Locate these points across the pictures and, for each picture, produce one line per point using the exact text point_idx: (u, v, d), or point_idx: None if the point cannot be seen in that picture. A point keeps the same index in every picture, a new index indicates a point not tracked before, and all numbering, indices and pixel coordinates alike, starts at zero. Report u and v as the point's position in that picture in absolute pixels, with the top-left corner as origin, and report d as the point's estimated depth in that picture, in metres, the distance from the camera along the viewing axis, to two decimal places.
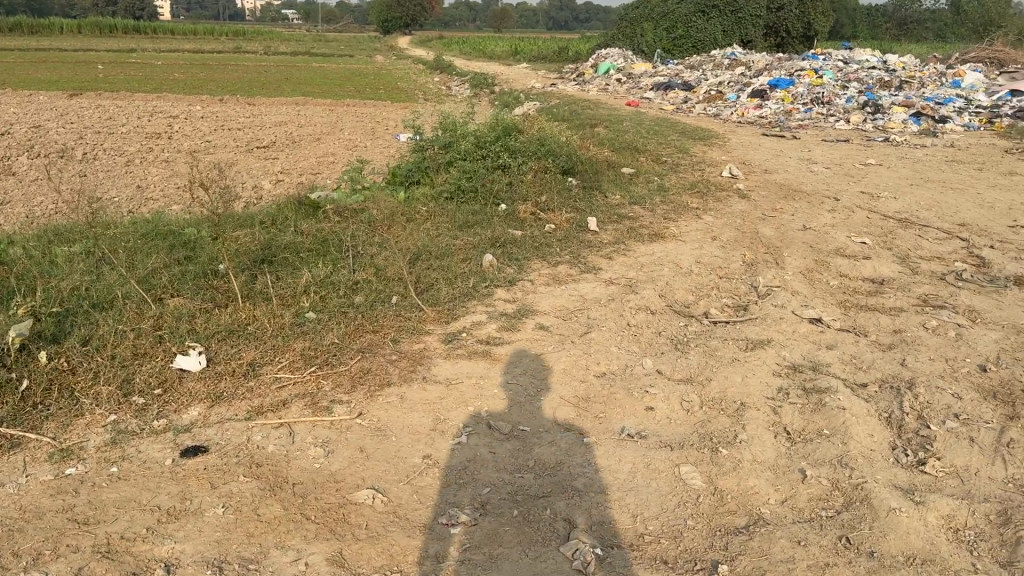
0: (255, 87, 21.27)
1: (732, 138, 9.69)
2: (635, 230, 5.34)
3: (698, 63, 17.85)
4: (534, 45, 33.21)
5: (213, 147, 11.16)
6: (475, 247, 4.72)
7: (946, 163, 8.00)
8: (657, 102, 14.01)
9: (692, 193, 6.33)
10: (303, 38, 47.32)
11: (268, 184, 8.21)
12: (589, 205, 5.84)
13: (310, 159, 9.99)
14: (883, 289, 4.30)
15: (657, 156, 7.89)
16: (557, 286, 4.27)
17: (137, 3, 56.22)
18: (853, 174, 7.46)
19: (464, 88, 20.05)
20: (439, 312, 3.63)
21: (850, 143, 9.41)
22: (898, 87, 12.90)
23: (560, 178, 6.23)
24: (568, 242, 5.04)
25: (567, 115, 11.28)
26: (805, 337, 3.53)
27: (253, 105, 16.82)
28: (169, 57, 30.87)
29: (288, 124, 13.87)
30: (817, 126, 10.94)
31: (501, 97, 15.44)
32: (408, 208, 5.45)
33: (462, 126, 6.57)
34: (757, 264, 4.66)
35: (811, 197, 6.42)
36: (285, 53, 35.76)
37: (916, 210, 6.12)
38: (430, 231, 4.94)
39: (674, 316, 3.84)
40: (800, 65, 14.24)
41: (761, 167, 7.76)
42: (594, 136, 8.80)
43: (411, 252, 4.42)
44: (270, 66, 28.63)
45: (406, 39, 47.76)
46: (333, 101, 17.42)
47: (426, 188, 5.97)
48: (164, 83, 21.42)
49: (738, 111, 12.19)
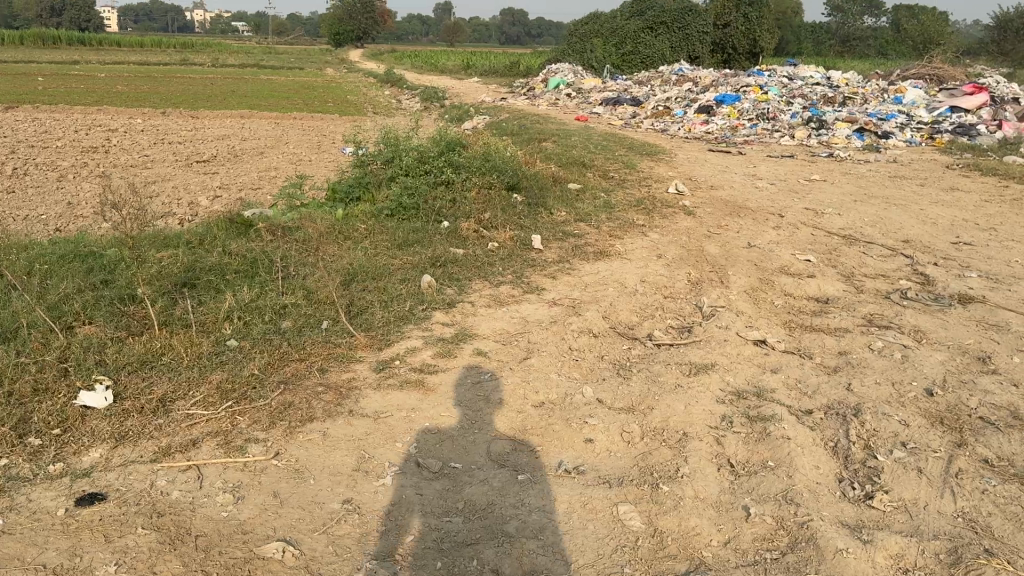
0: (199, 100, 20.81)
1: (680, 154, 9.69)
2: (580, 248, 5.22)
3: (647, 78, 17.96)
4: (485, 60, 33.19)
5: (150, 162, 10.80)
6: (414, 266, 4.54)
7: (889, 179, 8.09)
8: (606, 117, 14.03)
9: (639, 210, 6.25)
10: (252, 51, 46.69)
11: (206, 200, 7.93)
12: (534, 222, 5.71)
13: (252, 174, 9.72)
14: (828, 309, 4.24)
15: (604, 172, 7.82)
16: (499, 308, 4.12)
17: (80, 14, 54.96)
18: (798, 190, 7.46)
19: (414, 103, 19.88)
20: (372, 337, 3.45)
21: (795, 159, 9.48)
22: (841, 103, 13.09)
23: (505, 194, 6.09)
24: (512, 262, 4.90)
25: (515, 129, 11.17)
26: (750, 361, 3.44)
27: (196, 118, 16.41)
28: (112, 69, 30.15)
29: (232, 138, 13.52)
30: (763, 142, 11.03)
31: (451, 112, 15.33)
32: (346, 225, 5.26)
33: (405, 142, 6.41)
34: (702, 283, 4.57)
35: (757, 214, 6.40)
36: (233, 65, 35.21)
37: (861, 226, 6.12)
38: (368, 250, 4.74)
39: (617, 339, 3.72)
40: (746, 81, 14.40)
41: (707, 183, 7.73)
42: (541, 151, 8.71)
43: (346, 273, 4.23)
44: (216, 79, 28.09)
45: (358, 52, 47.41)
46: (280, 115, 17.09)
47: (366, 205, 5.78)
48: (105, 96, 20.83)
49: (685, 127, 12.25)
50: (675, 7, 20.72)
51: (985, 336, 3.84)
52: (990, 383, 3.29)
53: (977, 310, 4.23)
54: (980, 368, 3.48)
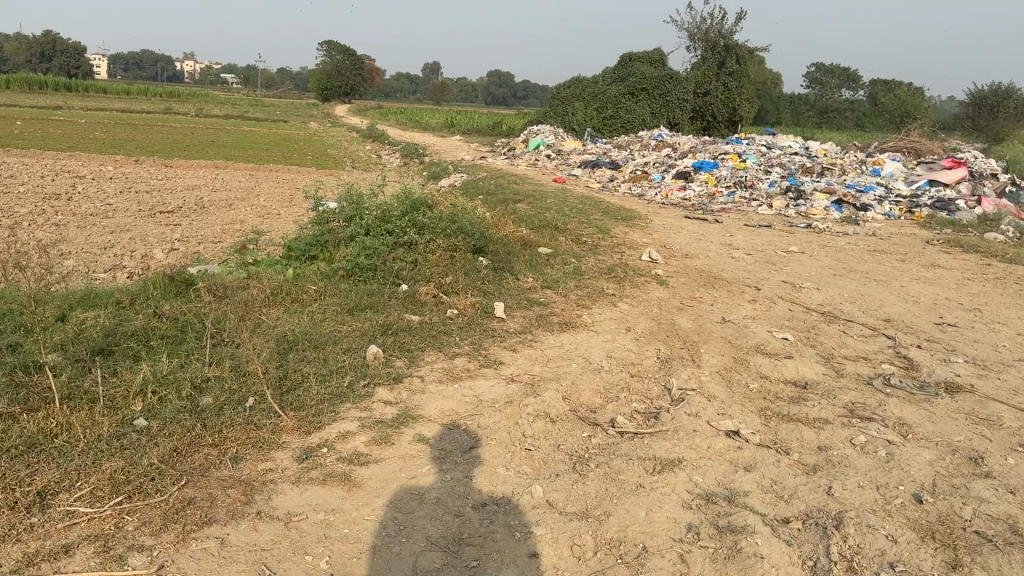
0: (175, 149, 20.59)
1: (656, 219, 9.48)
2: (545, 318, 4.80)
3: (627, 143, 17.97)
4: (468, 118, 33.40)
5: (111, 210, 10.44)
6: (363, 332, 4.20)
7: (868, 252, 7.90)
8: (584, 179, 13.93)
9: (610, 278, 5.97)
10: (238, 102, 46.83)
11: (160, 253, 7.55)
12: (499, 285, 5.40)
13: (215, 226, 9.37)
14: (806, 395, 3.94)
15: (576, 236, 7.56)
16: (450, 382, 3.77)
17: (69, 61, 55.10)
18: (775, 262, 7.24)
19: (393, 158, 19.74)
20: (301, 419, 3.09)
21: (773, 229, 9.29)
22: (820, 173, 13.05)
23: (470, 257, 5.78)
24: (471, 328, 4.56)
25: (491, 189, 10.96)
26: (720, 456, 3.11)
27: (169, 168, 16.10)
28: (94, 116, 29.99)
29: (202, 188, 13.21)
30: (740, 210, 10.89)
31: (430, 168, 15.15)
32: (294, 284, 4.91)
33: (368, 199, 6.12)
34: (672, 360, 4.24)
35: (732, 286, 6.14)
36: (217, 116, 35.18)
37: (840, 303, 5.89)
38: (315, 315, 4.40)
39: (576, 424, 3.37)
40: (725, 149, 14.39)
41: (682, 251, 7.49)
42: (513, 212, 8.46)
43: (285, 342, 3.89)
44: (198, 129, 27.95)
45: (343, 107, 47.70)
46: (255, 166, 16.83)
47: (321, 264, 5.45)
48: (80, 142, 20.52)
49: (662, 192, 12.12)
50: (655, 74, 20.94)
51: (975, 432, 3.55)
52: (984, 489, 2.97)
53: (966, 401, 3.95)
54: (972, 470, 3.18)
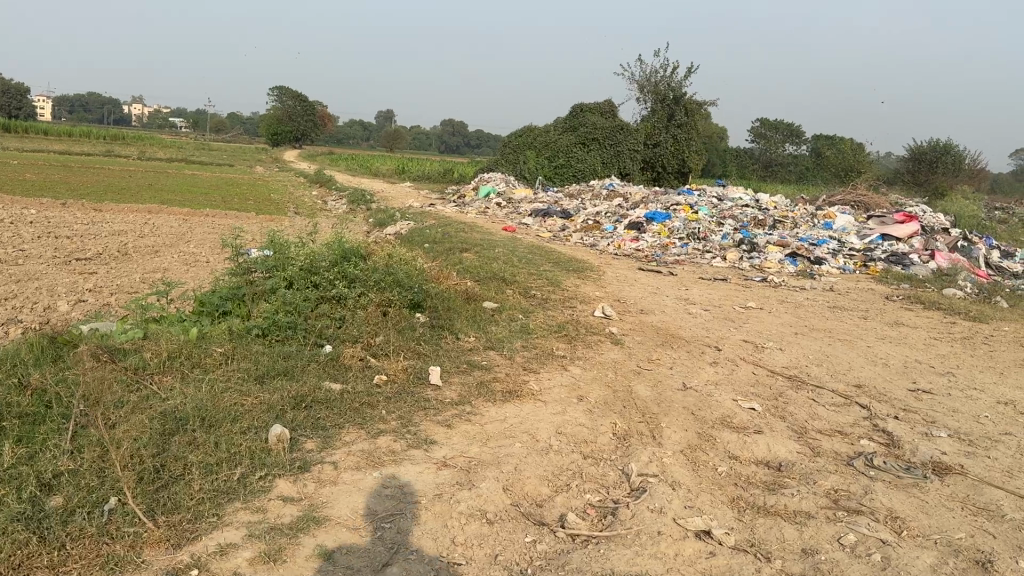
0: (109, 192, 19.71)
1: (609, 271, 9.05)
2: (486, 384, 4.24)
3: (577, 192, 17.68)
4: (418, 165, 33.06)
5: (23, 256, 9.62)
6: (271, 407, 3.59)
7: (829, 309, 7.55)
8: (534, 228, 13.51)
9: (561, 336, 5.45)
10: (185, 146, 45.92)
11: (65, 306, 6.81)
12: (436, 344, 4.83)
13: (135, 275, 8.63)
14: (783, 481, 3.44)
15: (524, 288, 7.05)
16: (370, 468, 3.17)
17: (11, 103, 53.72)
18: (735, 319, 6.82)
19: (340, 204, 19.14)
20: (174, 530, 2.47)
21: (728, 282, 8.93)
22: (772, 225, 12.84)
23: (405, 313, 5.21)
24: (400, 395, 3.97)
25: (436, 237, 10.43)
26: (690, 569, 2.57)
27: (99, 212, 15.25)
28: (29, 157, 28.80)
29: (130, 234, 12.42)
30: (694, 262, 10.54)
31: (375, 215, 14.60)
32: (198, 346, 4.27)
33: (294, 249, 5.52)
34: (630, 437, 3.70)
35: (691, 345, 5.66)
36: (161, 159, 34.21)
37: (806, 365, 5.46)
38: (215, 388, 3.76)
39: (518, 523, 2.81)
40: (676, 200, 14.15)
41: (636, 306, 7.03)
42: (457, 263, 7.94)
43: (171, 423, 3.27)
44: (137, 172, 27.03)
45: (293, 152, 47.20)
46: (192, 211, 16.08)
47: (235, 321, 4.82)
48: (6, 184, 19.49)
49: (614, 243, 11.74)
50: (606, 125, 20.84)
51: (977, 525, 3.08)
52: None
53: (958, 485, 3.49)
54: None
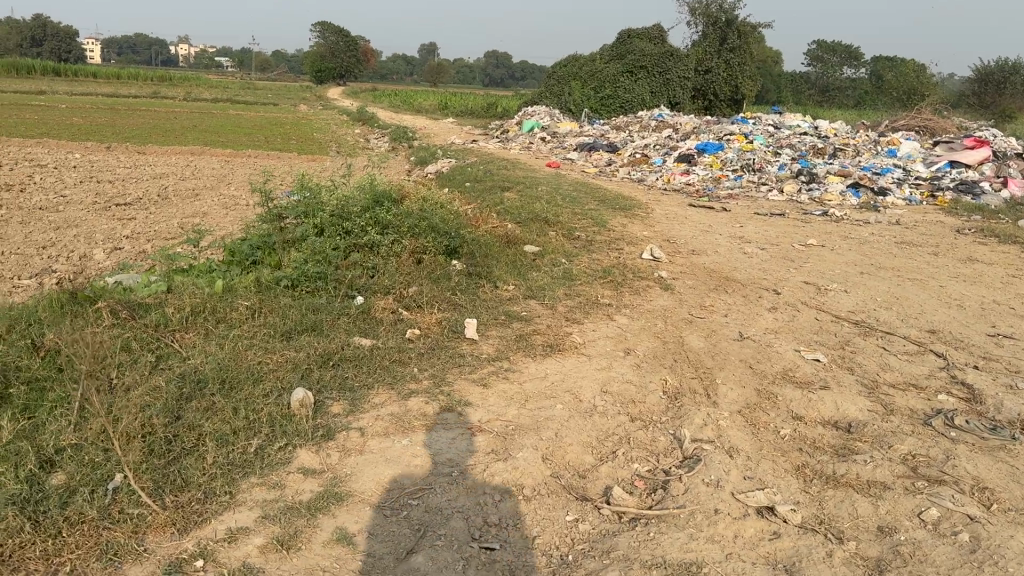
0: (153, 135, 19.71)
1: (657, 208, 8.63)
2: (526, 338, 3.96)
3: (625, 123, 17.06)
4: (462, 100, 32.42)
5: (64, 203, 9.57)
6: (296, 366, 3.37)
7: (896, 245, 7.05)
8: (579, 163, 13.07)
9: (606, 282, 5.12)
10: (231, 86, 45.88)
11: (101, 254, 6.69)
12: (473, 293, 4.56)
13: (173, 220, 8.49)
14: (853, 445, 3.12)
15: (568, 230, 6.71)
16: (399, 435, 2.93)
17: (60, 46, 54.18)
18: (794, 259, 6.39)
19: (382, 142, 18.82)
20: (180, 513, 2.28)
21: (786, 217, 8.44)
22: (831, 155, 12.18)
23: (440, 261, 4.95)
24: (434, 351, 3.72)
25: (478, 176, 10.09)
26: (751, 554, 2.29)
27: (142, 155, 15.20)
28: (79, 101, 29.00)
29: (171, 177, 12.33)
30: (748, 196, 10.03)
31: (418, 152, 14.28)
32: (222, 299, 4.06)
33: (324, 195, 5.25)
34: (682, 396, 3.40)
35: (747, 289, 5.29)
36: (207, 100, 34.20)
37: (873, 309, 5.05)
38: (238, 346, 3.55)
39: (559, 499, 2.54)
40: (729, 129, 13.51)
41: (687, 246, 6.64)
42: (498, 204, 7.62)
43: (189, 386, 3.07)
44: (182, 113, 27.03)
45: (337, 89, 46.81)
46: (234, 152, 15.96)
47: (264, 271, 4.60)
48: (53, 128, 19.60)
49: (663, 177, 11.25)
50: (654, 51, 19.93)
51: None
52: None
53: None
54: None
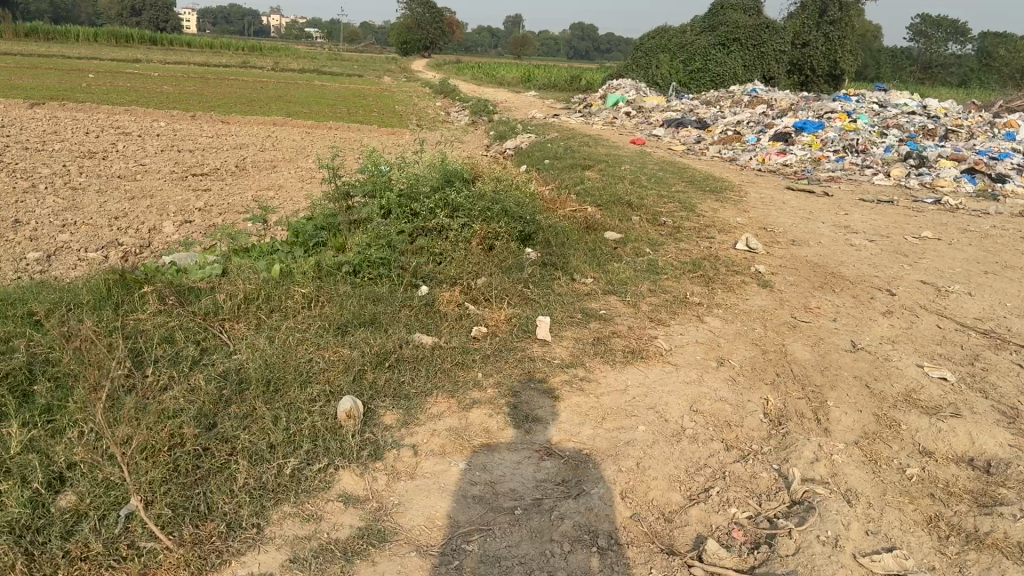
0: (238, 104, 19.90)
1: (751, 191, 8.03)
2: (606, 342, 3.53)
3: (716, 99, 16.24)
4: (546, 73, 31.74)
5: (142, 172, 9.56)
6: (351, 366, 3.03)
7: (1022, 240, 6.31)
8: (667, 140, 12.45)
9: (696, 276, 4.63)
10: (319, 57, 46.38)
11: (170, 227, 6.55)
12: (548, 287, 4.15)
13: (247, 192, 8.34)
14: (997, 490, 2.59)
15: (654, 214, 6.23)
16: (457, 455, 2.56)
17: (159, 16, 55.69)
18: (907, 254, 5.75)
19: (463, 115, 18.50)
20: (196, 550, 2.01)
21: (895, 205, 7.73)
22: (943, 137, 11.23)
23: (514, 248, 4.56)
24: (502, 353, 3.33)
25: (559, 153, 9.65)
26: None
27: (226, 124, 15.26)
28: (171, 69, 29.59)
29: (251, 147, 12.29)
30: (851, 179, 9.29)
31: (499, 126, 13.90)
32: (278, 284, 3.76)
33: (393, 176, 4.92)
34: (787, 421, 2.93)
35: (856, 290, 4.73)
36: (295, 70, 34.54)
37: (1004, 315, 4.43)
38: (289, 340, 3.23)
39: (639, 552, 2.14)
40: (830, 107, 12.64)
41: (786, 236, 6.07)
42: (580, 184, 7.18)
43: (230, 389, 2.77)
44: (268, 83, 27.28)
45: (421, 61, 46.73)
46: (315, 123, 15.89)
47: (326, 253, 4.29)
48: (144, 96, 20.00)
49: (758, 156, 10.55)
50: (749, 23, 18.86)
51: None
52: None
53: None
54: None
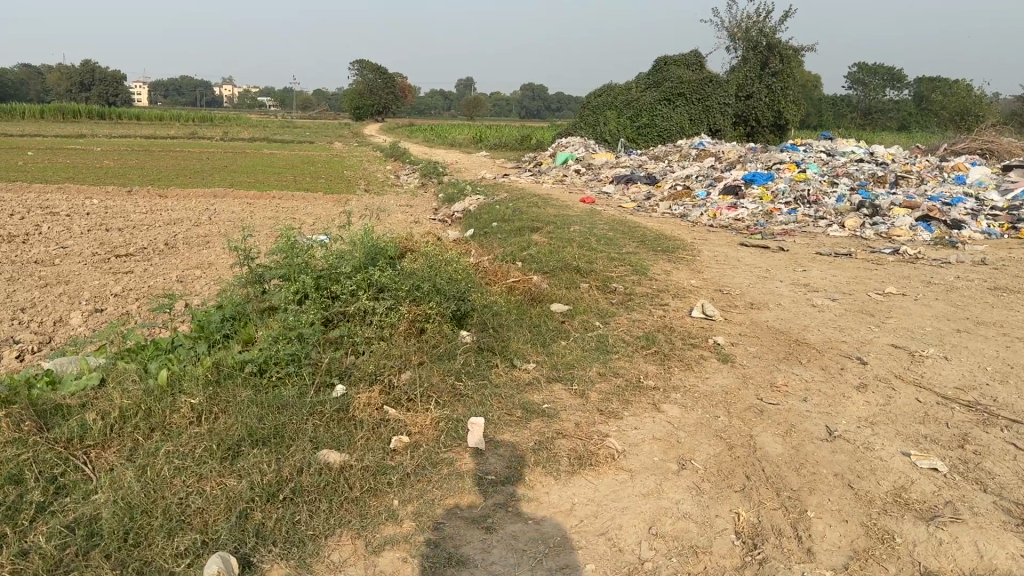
0: (179, 176, 19.34)
1: (704, 249, 7.72)
2: (548, 445, 3.04)
3: (664, 153, 16.14)
4: (497, 133, 31.76)
5: (63, 254, 8.93)
6: (233, 502, 2.49)
7: (988, 290, 6.04)
8: (617, 198, 12.18)
9: (649, 353, 4.18)
10: (270, 125, 46.12)
11: (77, 318, 5.96)
12: (484, 377, 3.64)
13: (172, 273, 7.78)
14: None
15: (604, 279, 5.84)
16: None
17: (109, 91, 55.18)
18: (872, 313, 5.40)
19: (411, 178, 18.21)
20: None
21: (853, 258, 7.46)
22: (893, 184, 11.12)
23: (447, 331, 4.05)
24: (424, 470, 2.80)
25: (505, 215, 9.29)
26: None
27: (163, 198, 14.69)
28: (115, 143, 28.96)
29: (185, 222, 11.72)
30: (805, 232, 9.03)
31: (447, 190, 13.58)
32: (163, 394, 3.22)
33: (310, 255, 4.40)
34: (764, 544, 2.45)
35: (824, 360, 4.34)
36: (243, 139, 34.16)
37: (987, 382, 4.06)
38: (165, 470, 2.69)
39: None
40: (778, 158, 12.52)
41: (744, 298, 5.71)
42: (526, 250, 6.80)
43: (74, 551, 2.25)
44: (214, 153, 26.74)
45: (374, 125, 46.81)
46: (257, 193, 15.37)
47: (229, 350, 3.75)
48: (81, 172, 19.32)
49: (709, 211, 10.28)
50: (693, 78, 19.08)
51: None
52: None
53: None
54: None
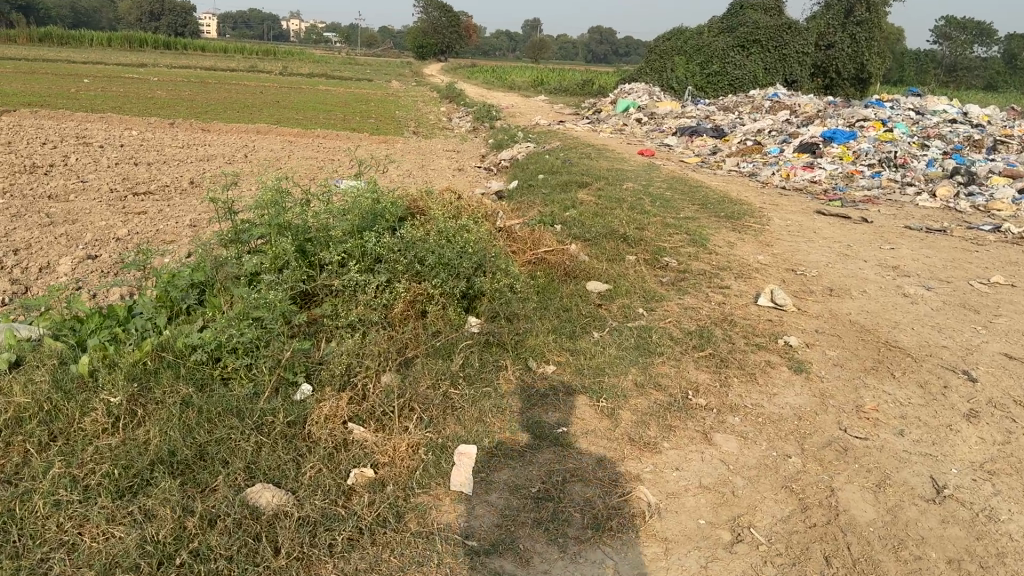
0: (227, 109, 18.80)
1: (774, 216, 6.79)
2: (555, 493, 2.28)
3: (734, 104, 14.95)
4: (559, 77, 30.54)
5: (80, 190, 8.39)
6: (113, 570, 1.84)
7: None
8: (679, 151, 11.17)
9: (701, 355, 3.37)
10: (330, 61, 45.34)
11: (64, 264, 5.35)
12: (488, 385, 2.89)
13: (185, 216, 7.15)
14: None
15: (654, 250, 5.01)
16: None
17: (176, 21, 54.82)
18: (977, 309, 4.48)
19: (464, 121, 17.36)
20: None
21: (946, 234, 6.46)
22: (992, 149, 9.89)
23: (452, 317, 3.30)
24: (383, 527, 2.09)
25: (553, 166, 8.44)
26: None
27: (205, 133, 14.12)
28: (173, 73, 28.57)
29: (219, 159, 11.15)
30: (889, 200, 7.99)
31: (497, 134, 12.72)
32: (80, 387, 2.54)
33: (299, 208, 3.64)
34: None
35: (923, 372, 3.47)
36: (302, 74, 33.51)
37: None
38: (41, 504, 2.02)
39: None
40: (862, 113, 11.32)
41: (821, 280, 4.82)
42: (571, 210, 5.98)
43: None
44: (269, 88, 26.10)
45: (435, 65, 45.73)
46: (301, 131, 14.69)
47: (182, 325, 3.06)
48: (129, 102, 18.90)
49: (781, 171, 9.25)
50: (771, 23, 17.56)
51: None
52: None
53: None
54: None
